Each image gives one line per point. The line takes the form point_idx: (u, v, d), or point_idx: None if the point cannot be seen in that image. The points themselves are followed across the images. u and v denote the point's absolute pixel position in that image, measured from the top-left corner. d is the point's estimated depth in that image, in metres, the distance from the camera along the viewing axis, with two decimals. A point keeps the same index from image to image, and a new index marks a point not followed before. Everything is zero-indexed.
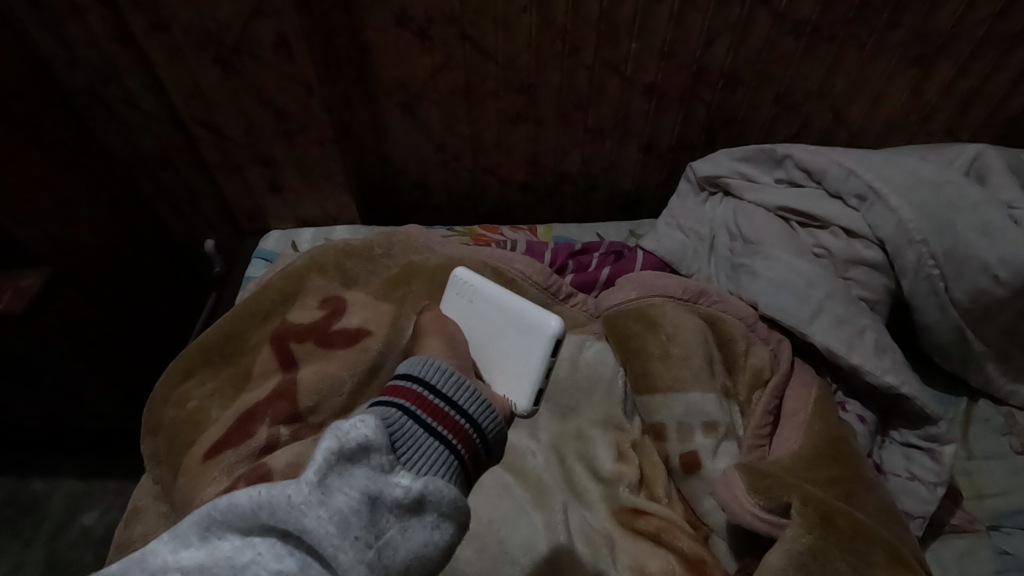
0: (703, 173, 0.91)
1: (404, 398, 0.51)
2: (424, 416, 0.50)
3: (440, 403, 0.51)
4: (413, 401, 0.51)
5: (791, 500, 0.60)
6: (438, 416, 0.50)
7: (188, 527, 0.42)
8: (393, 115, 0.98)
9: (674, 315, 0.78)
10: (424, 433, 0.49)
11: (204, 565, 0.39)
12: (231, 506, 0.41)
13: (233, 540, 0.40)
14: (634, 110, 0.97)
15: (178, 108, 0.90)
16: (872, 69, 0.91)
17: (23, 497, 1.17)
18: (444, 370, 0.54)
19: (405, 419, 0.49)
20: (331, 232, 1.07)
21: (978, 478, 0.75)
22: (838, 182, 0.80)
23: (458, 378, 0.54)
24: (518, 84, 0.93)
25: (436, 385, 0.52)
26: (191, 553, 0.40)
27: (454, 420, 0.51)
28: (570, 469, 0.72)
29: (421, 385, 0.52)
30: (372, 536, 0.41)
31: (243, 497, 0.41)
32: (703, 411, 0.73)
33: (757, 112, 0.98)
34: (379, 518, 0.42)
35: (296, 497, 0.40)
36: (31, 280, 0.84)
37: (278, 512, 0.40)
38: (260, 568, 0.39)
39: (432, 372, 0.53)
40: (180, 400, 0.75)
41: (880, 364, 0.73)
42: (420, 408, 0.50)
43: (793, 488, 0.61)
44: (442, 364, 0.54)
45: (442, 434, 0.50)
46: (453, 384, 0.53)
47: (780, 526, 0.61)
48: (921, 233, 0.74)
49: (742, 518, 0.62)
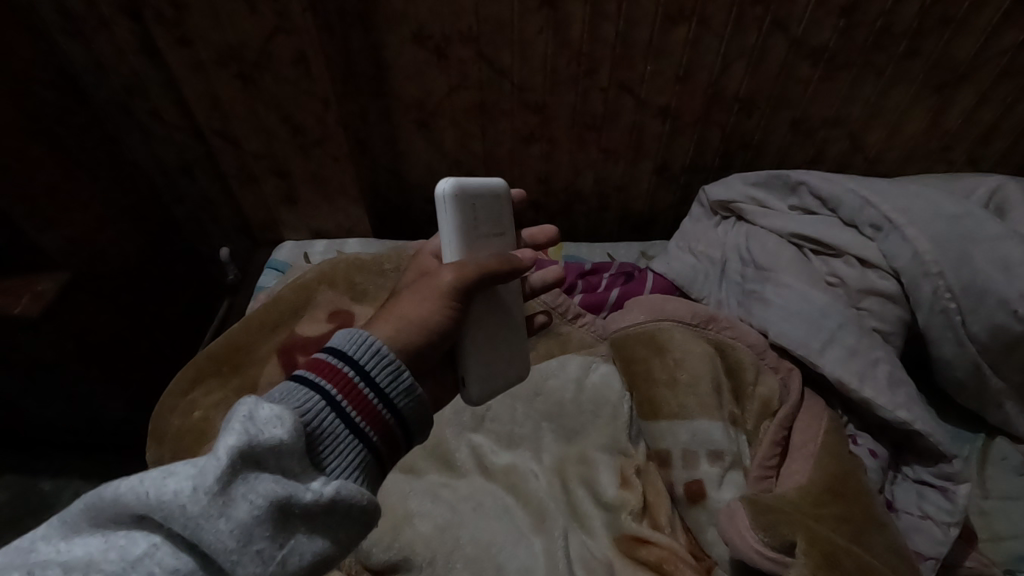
0: (716, 198, 0.91)
1: (330, 381, 0.44)
2: (352, 411, 0.44)
3: (373, 398, 0.45)
4: (340, 387, 0.44)
5: (796, 539, 0.59)
6: (364, 409, 0.44)
7: (79, 512, 0.36)
8: (408, 131, 0.98)
9: (683, 340, 0.77)
10: (346, 430, 0.43)
11: (89, 562, 0.33)
12: (120, 497, 0.35)
13: (127, 532, 0.35)
14: (648, 132, 0.97)
15: (198, 119, 0.92)
16: (890, 97, 0.90)
17: (30, 497, 1.18)
18: (378, 352, 0.47)
19: (329, 412, 0.43)
20: (343, 246, 1.09)
21: (995, 519, 0.73)
22: (853, 210, 0.79)
23: (396, 368, 0.47)
24: (533, 104, 0.93)
25: (372, 374, 0.46)
26: (80, 542, 0.34)
27: (385, 418, 0.45)
28: (573, 493, 0.71)
29: (356, 375, 0.45)
30: (277, 548, 0.37)
31: (138, 487, 0.35)
32: (710, 438, 0.71)
33: (772, 137, 0.97)
34: (284, 526, 0.38)
35: (192, 504, 0.35)
36: (48, 283, 0.85)
37: (171, 514, 0.34)
38: (153, 566, 0.34)
39: (366, 354, 0.46)
40: (185, 409, 0.76)
41: (893, 398, 0.71)
42: (348, 400, 0.44)
43: (797, 525, 0.60)
44: (385, 350, 0.47)
45: (364, 431, 0.44)
46: (389, 375, 0.46)
47: (784, 565, 0.59)
48: (937, 265, 0.73)
49: (745, 554, 0.61)
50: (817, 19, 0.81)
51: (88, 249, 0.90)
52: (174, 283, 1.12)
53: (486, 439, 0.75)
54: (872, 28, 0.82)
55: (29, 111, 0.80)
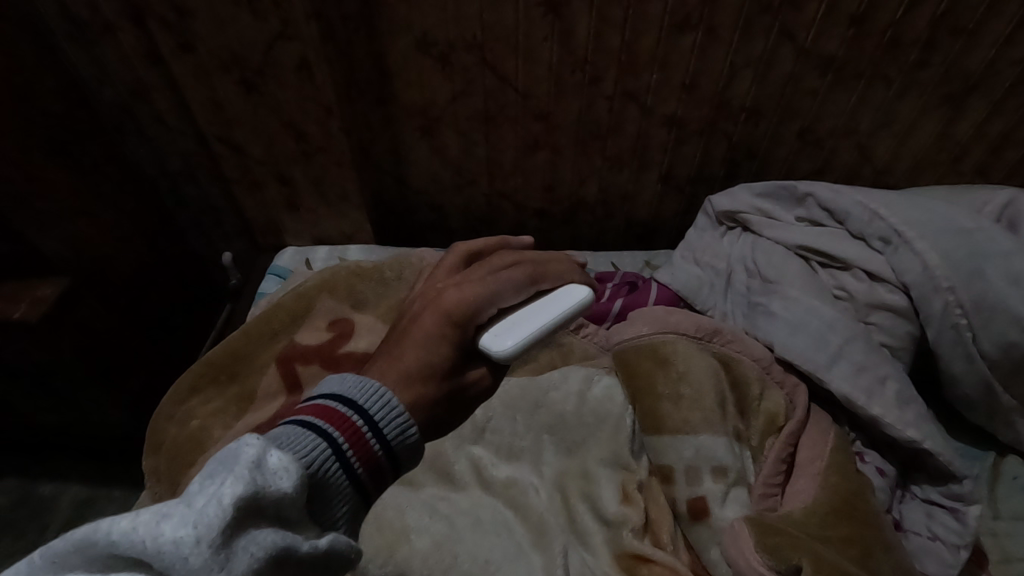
0: (722, 208, 0.89)
1: (336, 428, 0.40)
2: (354, 462, 0.39)
3: (375, 447, 0.41)
4: (347, 436, 0.40)
5: (801, 563, 0.58)
6: (369, 463, 0.40)
7: (69, 547, 0.33)
8: (411, 137, 0.98)
9: (687, 353, 0.76)
10: (346, 481, 0.39)
11: None
12: (112, 544, 0.32)
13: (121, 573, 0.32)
14: (654, 141, 0.95)
15: (201, 125, 0.92)
16: (900, 107, 0.89)
17: (30, 501, 1.17)
18: (389, 403, 0.42)
19: (331, 461, 0.38)
20: (345, 251, 1.08)
21: (1006, 540, 0.71)
22: (861, 223, 0.78)
23: (404, 421, 0.43)
24: (537, 111, 0.92)
25: (377, 420, 0.41)
26: None
27: (384, 468, 0.41)
28: (573, 509, 0.69)
29: (362, 420, 0.41)
30: None
31: (135, 530, 0.32)
32: (713, 455, 0.70)
33: (779, 147, 0.96)
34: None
35: (191, 560, 0.31)
36: (49, 289, 0.85)
37: (168, 566, 0.31)
38: None
39: (375, 402, 0.42)
40: (183, 418, 0.75)
41: (902, 416, 0.70)
42: (355, 452, 0.39)
43: (805, 550, 0.59)
44: (391, 397, 0.43)
45: (363, 484, 0.40)
46: (398, 428, 0.42)
47: None
48: (948, 280, 0.71)
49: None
50: (826, 29, 0.80)
51: (90, 254, 0.90)
52: (176, 287, 1.11)
53: (486, 451, 0.74)
54: (882, 38, 0.81)
55: (32, 115, 0.79)
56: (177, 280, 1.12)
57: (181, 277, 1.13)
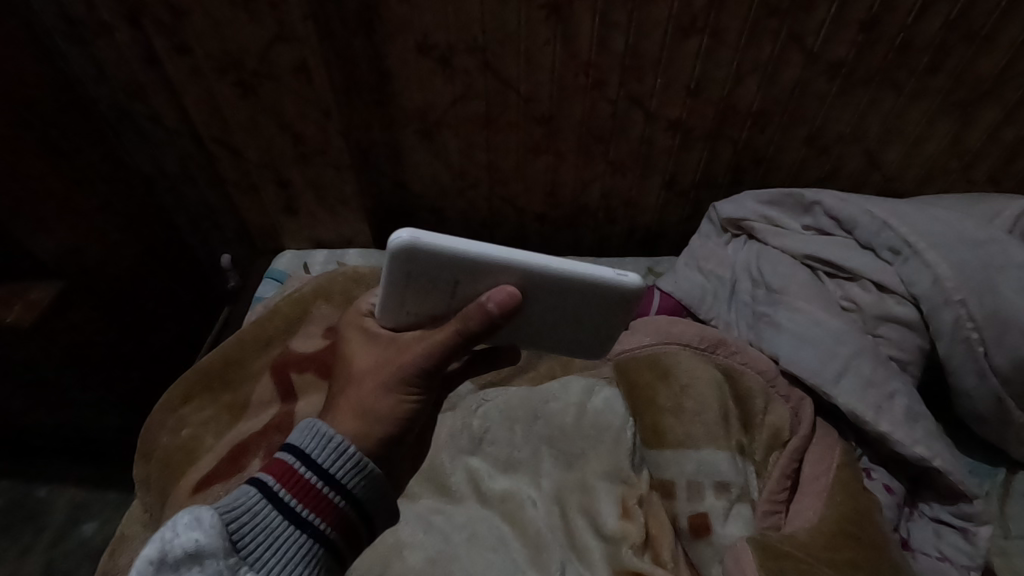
0: (727, 214, 0.87)
1: (270, 472, 0.45)
2: (289, 500, 0.44)
3: (313, 480, 0.44)
4: (279, 477, 0.44)
5: None
6: (306, 496, 0.44)
7: None
8: (411, 140, 0.96)
9: (689, 365, 0.74)
10: (283, 518, 0.43)
11: None
12: None
13: None
14: (657, 146, 0.94)
15: (198, 127, 0.90)
16: (909, 114, 0.87)
17: (25, 503, 1.16)
18: (317, 434, 0.46)
19: (262, 504, 0.44)
20: (343, 256, 1.07)
21: (1016, 559, 0.69)
22: (870, 233, 0.76)
23: (341, 448, 0.46)
24: (539, 115, 0.91)
25: (311, 455, 0.45)
26: None
27: (328, 499, 0.44)
28: (572, 523, 0.68)
29: (297, 458, 0.45)
30: None
31: None
32: (715, 470, 0.69)
33: (786, 152, 0.94)
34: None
35: None
36: (42, 292, 0.83)
37: None
38: None
39: (307, 439, 0.46)
40: (174, 426, 0.73)
41: (911, 433, 0.68)
42: (287, 489, 0.44)
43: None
44: (325, 428, 0.46)
45: (307, 517, 0.44)
46: (332, 455, 0.45)
47: None
48: (959, 293, 0.69)
49: None
50: (835, 33, 0.78)
51: (88, 258, 0.88)
52: (173, 290, 1.10)
53: (484, 463, 0.72)
54: (893, 42, 0.79)
55: (27, 116, 0.78)
56: (173, 283, 1.10)
57: (178, 280, 1.12)
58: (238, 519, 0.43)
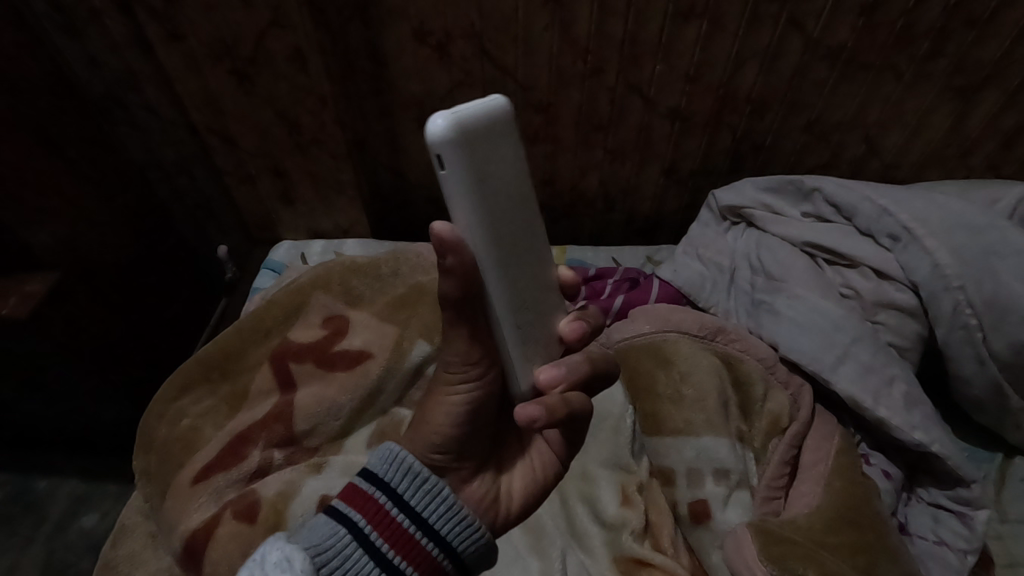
0: (726, 202, 0.87)
1: (360, 511, 0.45)
2: (381, 544, 0.44)
3: (405, 523, 0.45)
4: (370, 518, 0.45)
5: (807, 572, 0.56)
6: (398, 540, 0.44)
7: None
8: (408, 128, 0.95)
9: (689, 353, 0.74)
10: (374, 563, 0.43)
11: None
12: None
13: None
14: (656, 133, 0.93)
15: (192, 116, 0.89)
16: (909, 100, 0.86)
17: (25, 495, 1.16)
18: (413, 474, 0.47)
19: (353, 547, 0.43)
20: (341, 246, 1.06)
21: (1012, 543, 0.70)
22: (870, 220, 0.76)
23: (436, 491, 0.47)
24: (538, 103, 0.90)
25: (403, 495, 0.46)
26: None
27: (420, 545, 0.45)
28: (572, 511, 0.68)
29: (387, 497, 0.46)
30: None
31: None
32: (715, 457, 0.69)
33: (785, 139, 0.93)
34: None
35: None
36: (37, 285, 0.82)
37: None
38: None
39: (399, 476, 0.46)
40: (173, 417, 0.72)
41: (909, 419, 0.68)
42: (379, 531, 0.44)
43: (809, 558, 0.57)
44: (415, 464, 0.47)
45: (399, 564, 0.44)
46: (425, 497, 0.46)
47: None
48: (958, 279, 0.69)
49: None
50: (836, 19, 0.78)
51: (84, 250, 0.88)
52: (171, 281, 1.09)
53: None
54: (894, 28, 0.78)
55: (21, 107, 0.77)
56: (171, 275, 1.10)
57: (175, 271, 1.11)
58: (331, 563, 0.42)
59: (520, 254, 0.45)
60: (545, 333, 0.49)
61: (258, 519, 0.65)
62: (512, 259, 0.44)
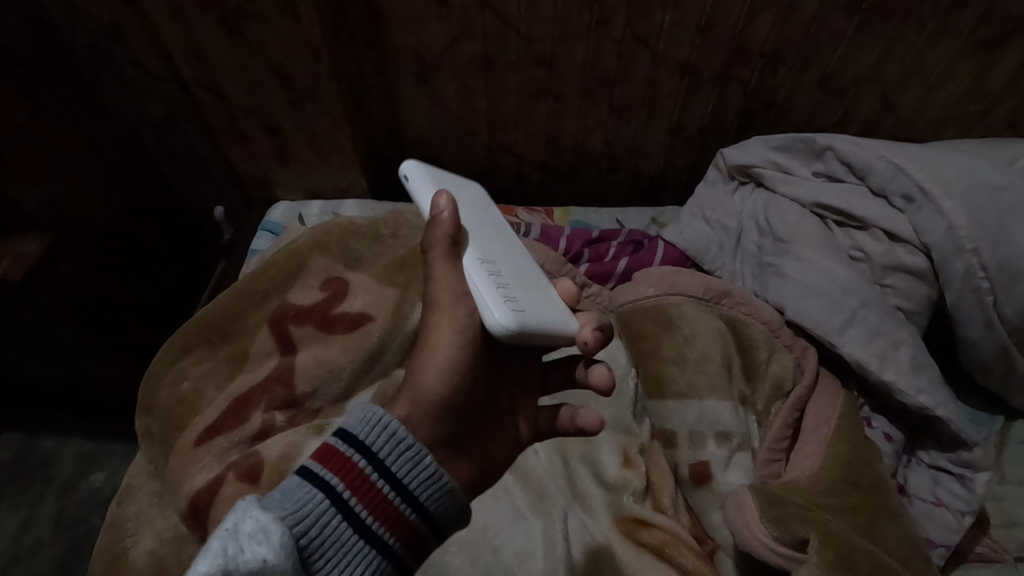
0: (735, 162, 0.85)
1: (339, 475, 0.42)
2: (361, 511, 0.42)
3: (386, 490, 0.43)
4: (349, 483, 0.42)
5: (809, 537, 0.54)
6: (378, 507, 0.43)
7: None
8: (406, 84, 0.92)
9: (693, 316, 0.73)
10: (353, 531, 0.41)
11: None
12: None
13: None
14: (664, 89, 0.90)
15: (181, 70, 0.86)
16: (929, 54, 0.82)
17: (33, 454, 1.18)
18: (396, 438, 0.44)
19: (331, 514, 0.41)
20: (339, 206, 1.04)
21: (1008, 504, 0.71)
22: (883, 180, 0.73)
23: (417, 455, 0.45)
24: (540, 57, 0.86)
25: (384, 460, 0.43)
26: None
27: (399, 512, 0.43)
28: (573, 471, 0.68)
29: (367, 461, 0.43)
30: None
31: None
32: (718, 420, 0.69)
33: (798, 96, 0.90)
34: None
35: None
36: (30, 246, 0.80)
37: None
38: None
39: (380, 440, 0.44)
40: (174, 378, 0.72)
41: (915, 383, 0.67)
42: (359, 498, 0.42)
43: (811, 521, 0.55)
44: (397, 428, 0.44)
45: (376, 532, 0.42)
46: (406, 463, 0.44)
47: (796, 562, 0.54)
48: (973, 241, 0.68)
49: (754, 548, 0.55)
50: None
51: (74, 209, 0.85)
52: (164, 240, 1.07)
53: None
54: None
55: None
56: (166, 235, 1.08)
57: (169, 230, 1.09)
58: (309, 531, 0.40)
59: (481, 238, 0.53)
60: (538, 306, 0.49)
61: (263, 483, 0.65)
62: (478, 242, 0.52)
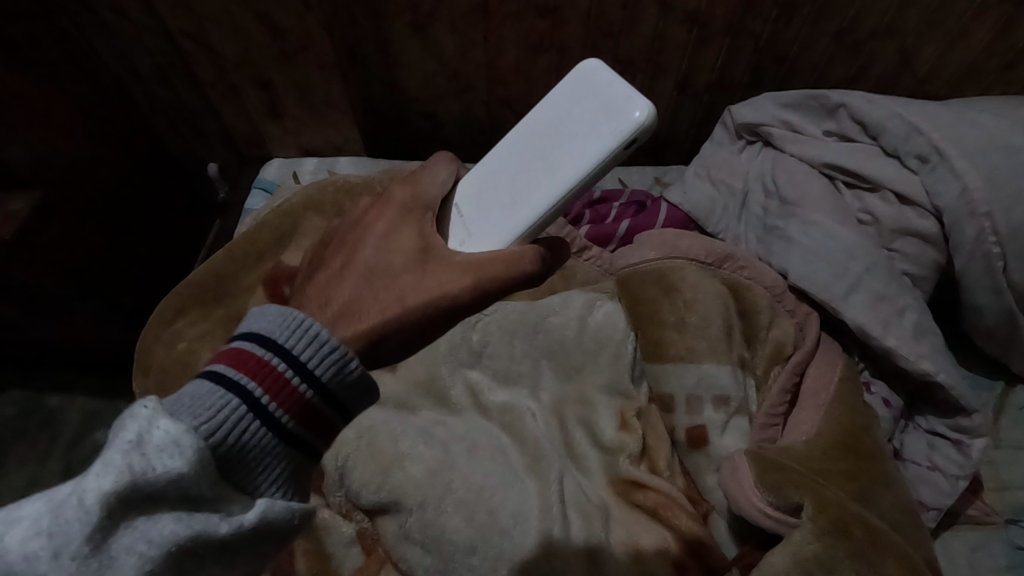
0: (743, 119, 0.81)
1: (250, 376, 0.36)
2: (278, 414, 0.36)
3: (308, 392, 0.37)
4: (265, 384, 0.36)
5: (803, 501, 0.54)
6: (300, 412, 0.37)
7: None
8: (401, 34, 0.87)
9: (694, 280, 0.72)
10: (271, 435, 0.36)
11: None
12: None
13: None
14: (672, 42, 0.85)
15: (165, 18, 0.82)
16: (953, 5, 0.78)
17: (38, 411, 1.19)
18: (317, 339, 0.38)
19: (246, 417, 0.35)
20: (334, 163, 1.01)
21: (1003, 468, 0.71)
22: (897, 139, 0.71)
23: (341, 357, 0.38)
24: (542, 6, 0.82)
25: (304, 360, 0.37)
26: None
27: (323, 414, 0.38)
28: (570, 434, 0.69)
29: (282, 360, 0.37)
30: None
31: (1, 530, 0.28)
32: (716, 384, 0.68)
33: (812, 50, 0.86)
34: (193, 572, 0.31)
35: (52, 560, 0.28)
36: (18, 204, 0.78)
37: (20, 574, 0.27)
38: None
39: (299, 341, 0.37)
40: (170, 339, 0.72)
41: (917, 349, 0.66)
42: (279, 403, 0.36)
43: (807, 486, 0.55)
44: (316, 325, 0.38)
45: (294, 435, 0.37)
46: (331, 366, 0.38)
47: (787, 525, 0.55)
48: (986, 205, 0.65)
49: (746, 512, 0.56)
50: None
51: (62, 167, 0.83)
52: (166, 199, 1.05)
53: (483, 375, 0.72)
54: None
55: None
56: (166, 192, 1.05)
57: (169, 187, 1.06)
58: (218, 437, 0.34)
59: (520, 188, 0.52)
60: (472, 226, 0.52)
61: None
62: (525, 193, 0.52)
